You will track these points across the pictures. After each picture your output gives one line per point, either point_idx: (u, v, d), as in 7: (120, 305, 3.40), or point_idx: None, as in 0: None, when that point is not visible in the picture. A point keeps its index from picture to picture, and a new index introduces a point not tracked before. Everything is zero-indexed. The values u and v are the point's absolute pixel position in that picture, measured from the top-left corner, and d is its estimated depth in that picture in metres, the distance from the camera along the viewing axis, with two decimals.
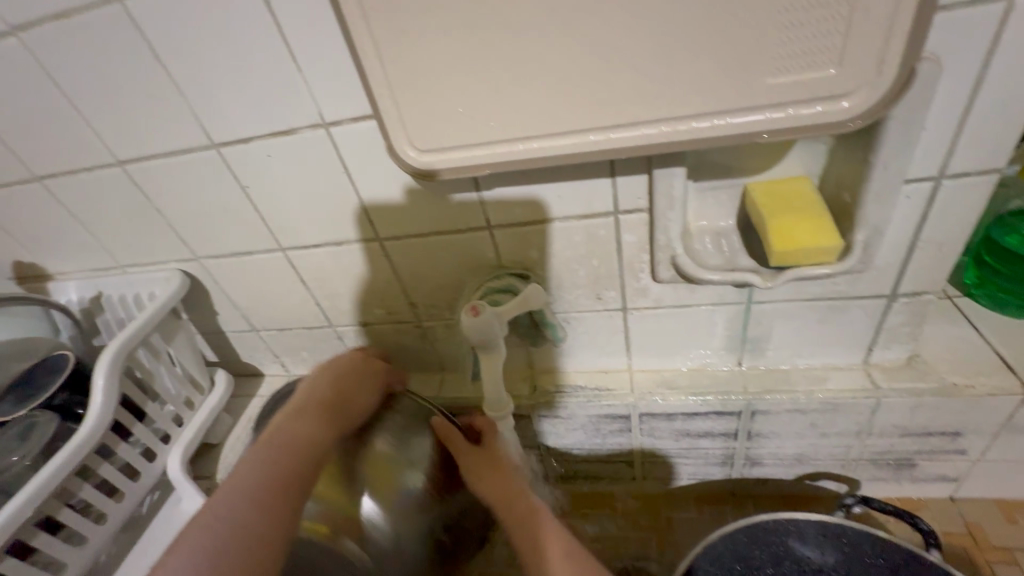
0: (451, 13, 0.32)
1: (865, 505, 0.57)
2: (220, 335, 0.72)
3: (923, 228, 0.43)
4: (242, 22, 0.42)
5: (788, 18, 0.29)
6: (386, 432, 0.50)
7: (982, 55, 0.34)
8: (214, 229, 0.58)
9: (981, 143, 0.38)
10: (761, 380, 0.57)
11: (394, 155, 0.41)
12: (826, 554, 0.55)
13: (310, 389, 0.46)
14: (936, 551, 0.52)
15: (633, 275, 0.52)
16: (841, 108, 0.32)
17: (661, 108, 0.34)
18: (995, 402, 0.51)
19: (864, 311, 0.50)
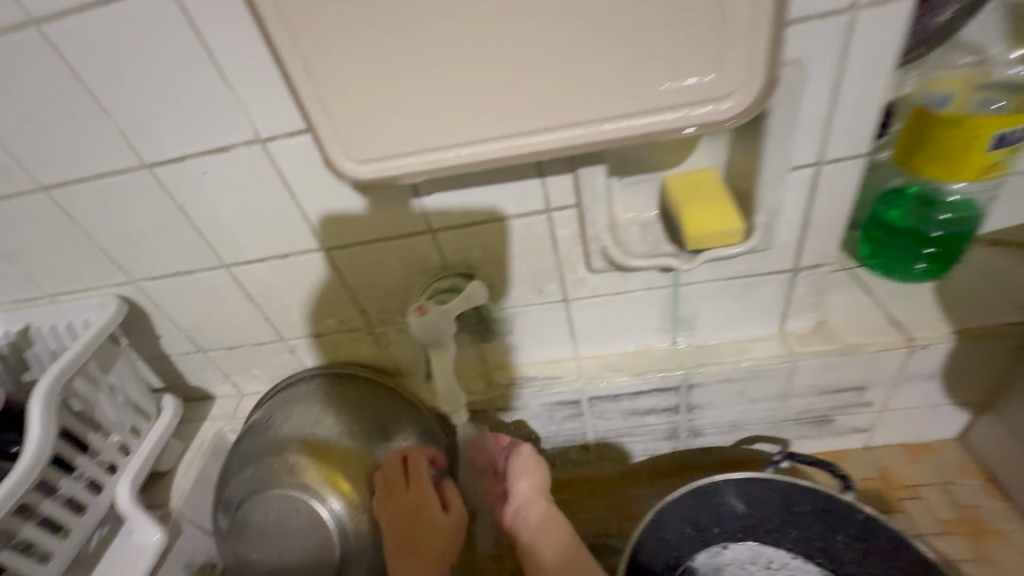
0: (375, 34, 0.35)
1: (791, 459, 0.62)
2: (164, 359, 0.71)
3: (812, 208, 0.50)
4: (167, 44, 0.42)
5: (671, 32, 0.34)
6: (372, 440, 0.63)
7: (839, 58, 0.40)
8: (152, 250, 0.58)
9: (848, 132, 0.44)
10: (694, 356, 0.62)
11: (332, 167, 0.43)
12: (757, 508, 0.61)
13: (389, 482, 0.60)
14: (850, 492, 0.57)
15: (570, 267, 0.56)
16: (725, 107, 0.37)
17: (574, 113, 0.38)
18: (888, 356, 0.59)
19: (774, 285, 0.57)
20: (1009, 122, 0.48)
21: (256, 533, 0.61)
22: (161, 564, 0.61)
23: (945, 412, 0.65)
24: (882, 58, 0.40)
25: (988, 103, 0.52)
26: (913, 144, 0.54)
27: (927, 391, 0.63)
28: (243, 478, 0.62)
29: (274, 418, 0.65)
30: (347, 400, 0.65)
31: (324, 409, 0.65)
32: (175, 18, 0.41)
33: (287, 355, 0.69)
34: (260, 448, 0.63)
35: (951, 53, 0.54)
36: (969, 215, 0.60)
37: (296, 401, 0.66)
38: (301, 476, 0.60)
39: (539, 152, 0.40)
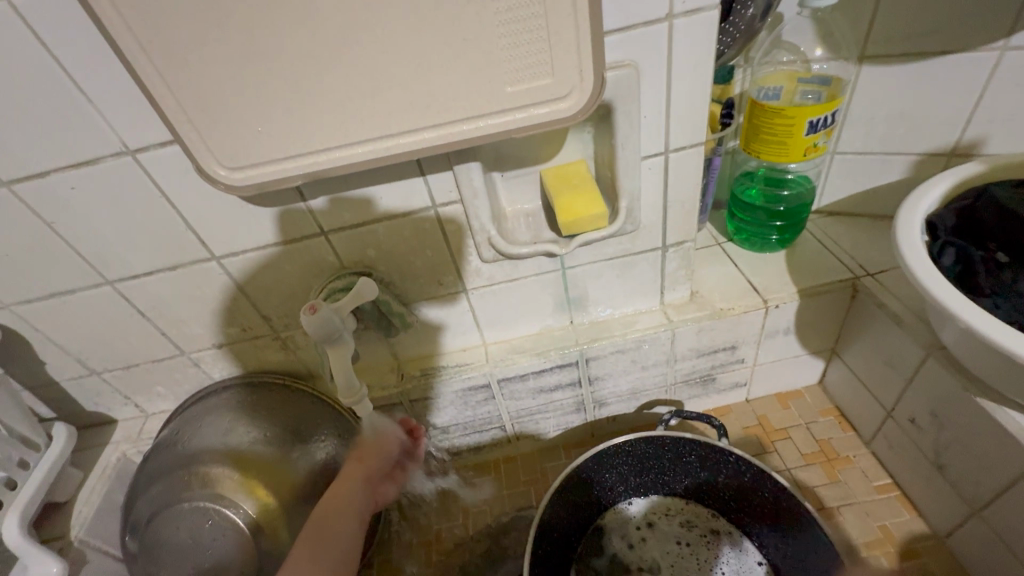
0: (229, 47, 0.37)
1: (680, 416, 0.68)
2: (53, 386, 0.67)
3: (668, 191, 0.56)
4: (12, 57, 0.41)
5: (507, 41, 0.38)
6: (293, 446, 0.64)
7: (666, 60, 0.46)
8: (23, 271, 0.55)
9: (685, 123, 0.51)
10: (588, 332, 0.68)
11: (205, 175, 0.43)
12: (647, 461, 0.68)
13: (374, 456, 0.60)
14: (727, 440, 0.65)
15: (464, 259, 0.60)
16: (565, 107, 0.42)
17: (433, 115, 0.41)
18: (750, 317, 0.67)
19: (648, 262, 0.63)
20: (817, 111, 0.57)
21: (171, 549, 0.60)
22: None
23: (804, 361, 0.76)
24: (700, 60, 0.47)
25: (806, 95, 0.62)
26: (750, 132, 0.63)
27: (786, 344, 0.73)
28: (152, 496, 0.61)
29: (183, 433, 0.64)
30: (260, 407, 0.65)
31: (236, 418, 0.64)
32: (16, 31, 0.40)
33: (191, 369, 0.67)
34: (168, 466, 0.62)
35: (777, 51, 0.62)
36: (805, 189, 0.70)
37: (205, 413, 0.65)
38: (216, 487, 0.61)
39: (406, 152, 0.43)
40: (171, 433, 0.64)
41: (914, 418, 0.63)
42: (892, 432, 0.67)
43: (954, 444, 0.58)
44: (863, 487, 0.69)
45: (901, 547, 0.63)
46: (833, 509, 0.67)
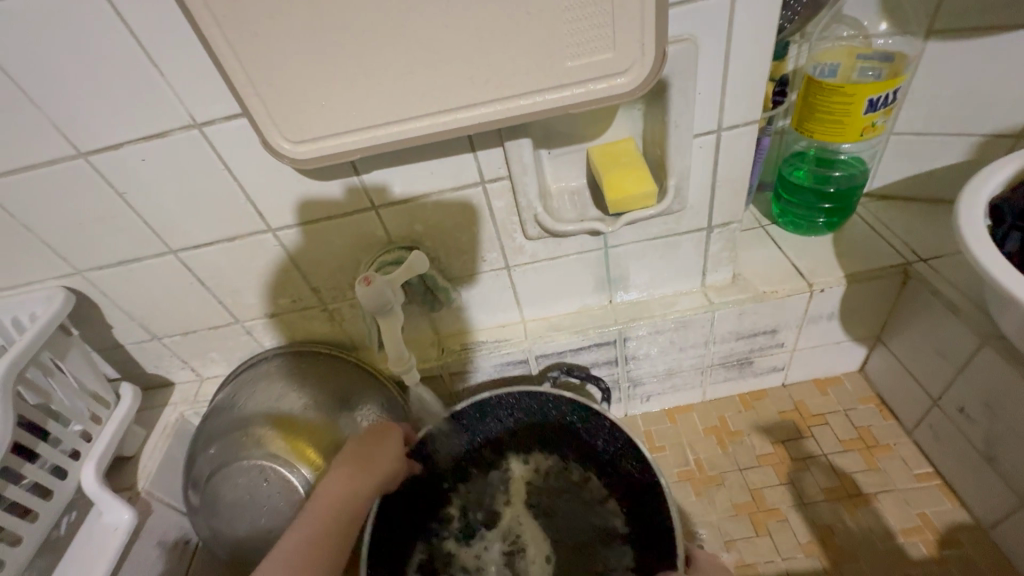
0: (300, 22, 0.38)
1: None
2: (119, 349, 0.71)
3: (717, 170, 0.56)
4: (92, 32, 0.43)
5: (570, 15, 0.38)
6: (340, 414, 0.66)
7: (725, 34, 0.46)
8: (95, 240, 0.58)
9: (740, 100, 0.50)
10: (627, 312, 0.69)
11: (271, 149, 0.45)
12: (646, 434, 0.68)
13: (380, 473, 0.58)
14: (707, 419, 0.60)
15: (508, 236, 0.61)
16: (623, 82, 0.42)
17: (492, 90, 0.42)
18: (793, 300, 0.66)
19: (692, 242, 0.63)
20: (879, 88, 0.55)
21: (229, 505, 0.63)
22: (135, 542, 0.64)
23: (846, 347, 0.75)
24: (762, 34, 0.46)
25: (866, 72, 0.59)
26: (805, 111, 0.61)
27: (829, 330, 0.72)
28: (212, 455, 0.65)
29: (237, 397, 0.67)
30: (308, 374, 0.68)
31: (286, 384, 0.67)
32: (98, 6, 0.42)
33: (244, 337, 0.71)
34: (225, 427, 0.66)
35: (837, 26, 0.60)
36: (858, 170, 0.67)
37: (257, 378, 0.68)
38: (270, 448, 0.63)
39: (463, 127, 0.44)
40: (225, 398, 0.68)
41: (962, 408, 0.62)
42: (937, 421, 0.66)
43: (1005, 435, 0.56)
44: (903, 475, 0.68)
45: (941, 535, 0.63)
46: (871, 496, 0.67)
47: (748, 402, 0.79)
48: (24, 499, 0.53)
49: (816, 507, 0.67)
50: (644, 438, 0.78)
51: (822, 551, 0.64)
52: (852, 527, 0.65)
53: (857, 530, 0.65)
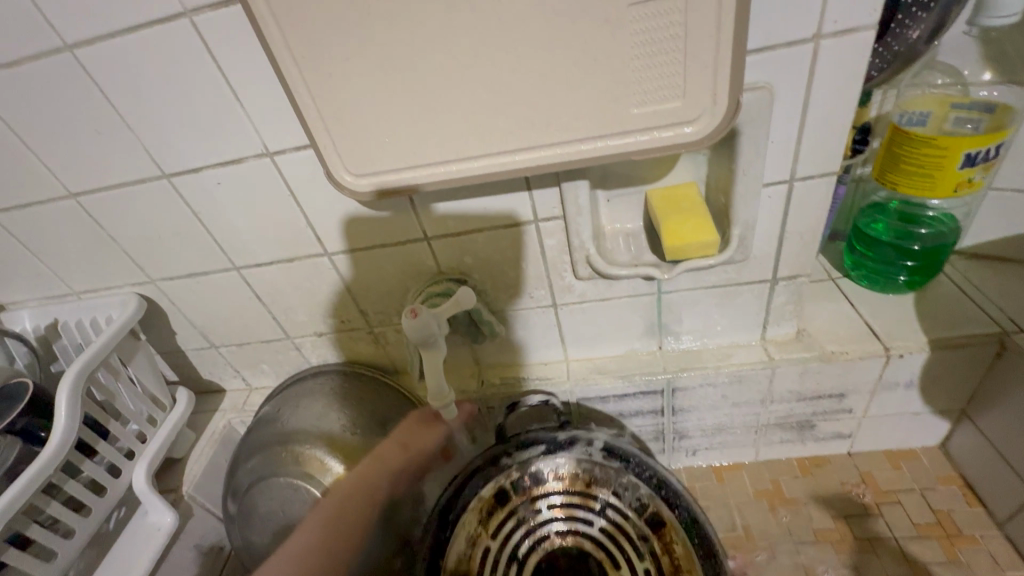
0: (371, 63, 0.39)
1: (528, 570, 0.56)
2: (180, 354, 0.75)
3: (787, 221, 0.52)
4: (189, 70, 0.47)
5: (638, 62, 0.37)
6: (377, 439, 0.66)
7: (805, 83, 0.43)
8: (170, 252, 0.62)
9: (817, 152, 0.47)
10: (677, 361, 0.65)
11: (333, 179, 0.46)
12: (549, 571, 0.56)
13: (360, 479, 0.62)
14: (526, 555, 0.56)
15: (558, 274, 0.59)
16: (690, 131, 0.40)
17: (553, 134, 0.41)
18: (865, 364, 0.61)
19: (754, 293, 0.59)
20: (978, 142, 0.50)
21: (262, 517, 0.64)
22: (173, 544, 0.66)
23: (925, 420, 0.67)
24: (847, 83, 0.43)
25: (963, 123, 0.54)
26: (888, 161, 0.56)
27: (905, 399, 0.65)
28: (251, 466, 0.66)
29: (281, 412, 0.69)
30: (351, 395, 0.69)
31: (329, 404, 0.68)
32: (194, 44, 0.45)
33: (293, 353, 0.73)
34: (268, 440, 0.67)
35: (929, 72, 0.55)
36: (948, 228, 0.61)
37: (302, 395, 0.70)
38: (305, 467, 0.64)
39: (520, 168, 0.43)
40: (271, 411, 0.70)
41: None
42: None
43: None
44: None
45: None
46: None
47: (807, 468, 0.73)
48: (80, 494, 0.56)
49: None
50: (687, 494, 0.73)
51: None
52: None
53: None
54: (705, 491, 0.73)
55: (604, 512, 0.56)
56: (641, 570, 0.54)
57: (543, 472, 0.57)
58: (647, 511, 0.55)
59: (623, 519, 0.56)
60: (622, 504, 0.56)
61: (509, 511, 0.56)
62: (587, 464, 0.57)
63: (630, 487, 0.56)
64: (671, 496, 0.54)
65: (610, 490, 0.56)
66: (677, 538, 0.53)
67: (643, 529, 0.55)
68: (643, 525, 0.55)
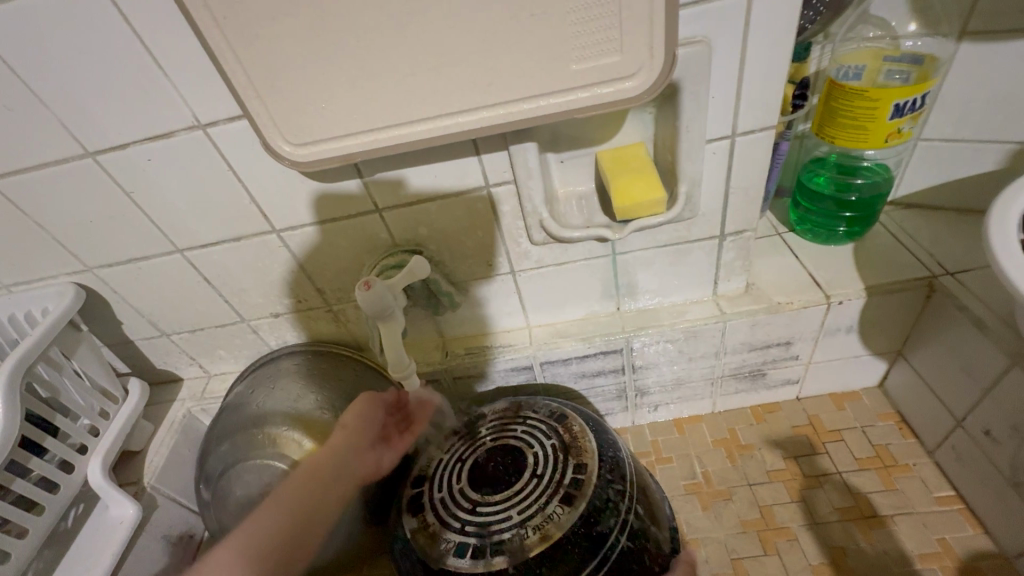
0: (298, 21, 0.37)
1: (461, 483, 0.53)
2: (129, 345, 0.72)
3: (731, 177, 0.53)
4: (102, 36, 0.43)
5: (574, 16, 0.37)
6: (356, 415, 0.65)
7: (741, 35, 0.43)
8: (105, 237, 0.59)
9: (756, 106, 0.48)
10: (635, 320, 0.67)
11: (271, 151, 0.45)
12: (483, 488, 0.52)
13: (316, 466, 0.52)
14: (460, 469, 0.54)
15: (513, 241, 0.59)
16: (630, 87, 0.40)
17: (494, 94, 0.41)
18: (809, 313, 0.64)
19: (703, 250, 0.61)
20: (906, 93, 0.52)
21: (238, 503, 0.63)
22: (139, 536, 0.65)
23: (865, 362, 0.72)
24: (780, 34, 0.44)
25: (893, 75, 0.56)
26: (826, 115, 0.58)
27: (847, 344, 0.69)
28: (223, 452, 0.65)
29: (254, 394, 0.67)
30: (326, 375, 0.68)
31: (304, 384, 0.67)
32: (104, 7, 0.42)
33: (250, 336, 0.71)
34: (239, 424, 0.66)
35: (862, 26, 0.56)
36: (882, 178, 0.64)
37: (277, 376, 0.68)
38: (281, 449, 0.62)
39: (464, 131, 0.43)
40: (248, 388, 0.69)
41: (989, 430, 0.59)
42: (960, 443, 0.63)
43: None
44: (922, 498, 0.65)
45: (962, 563, 0.60)
46: (887, 518, 0.64)
47: (760, 415, 0.77)
48: (31, 492, 0.54)
49: (828, 526, 0.65)
50: (651, 448, 0.77)
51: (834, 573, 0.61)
52: (866, 549, 0.62)
53: (870, 553, 0.62)
54: (668, 445, 0.77)
55: (526, 424, 0.57)
56: (567, 463, 0.52)
57: (484, 408, 0.61)
58: (559, 415, 0.58)
59: (546, 428, 0.56)
60: (544, 418, 0.58)
61: (455, 439, 0.58)
62: (512, 401, 0.62)
63: (544, 406, 0.60)
64: (579, 414, 0.58)
65: (528, 413, 0.59)
66: (577, 421, 0.56)
67: (556, 427, 0.56)
68: (557, 427, 0.56)
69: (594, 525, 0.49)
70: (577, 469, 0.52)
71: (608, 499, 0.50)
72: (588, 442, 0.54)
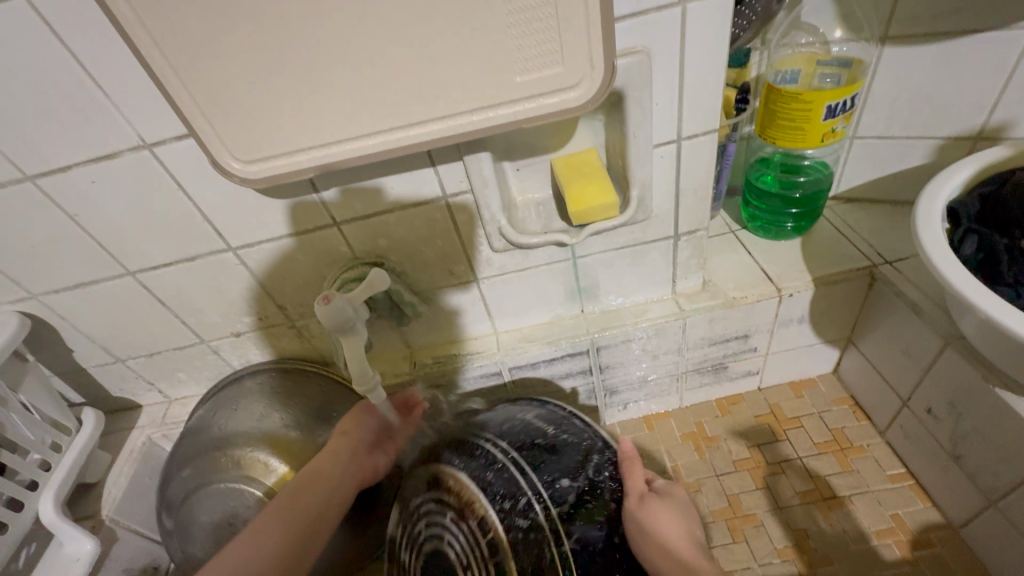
0: (239, 40, 0.37)
1: None
2: (82, 372, 0.69)
3: (680, 179, 0.56)
4: (35, 56, 0.42)
5: (514, 30, 0.38)
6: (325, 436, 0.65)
7: (678, 44, 0.45)
8: (49, 263, 0.57)
9: (698, 110, 0.50)
10: (599, 321, 0.68)
11: (220, 169, 0.44)
12: None
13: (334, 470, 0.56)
14: None
15: (475, 249, 0.60)
16: (574, 96, 0.42)
17: (443, 107, 0.41)
18: (763, 306, 0.67)
19: (660, 251, 0.63)
20: (836, 95, 0.55)
21: (203, 528, 0.62)
22: (98, 572, 0.62)
23: (819, 350, 0.75)
24: (715, 42, 0.46)
25: (825, 78, 0.60)
26: (767, 117, 0.61)
27: (800, 333, 0.72)
28: (184, 478, 0.63)
29: (216, 417, 0.66)
30: (290, 392, 0.67)
31: (268, 403, 0.66)
32: (34, 26, 0.41)
33: (211, 357, 0.69)
34: (201, 448, 0.64)
35: (795, 33, 0.60)
36: (822, 174, 0.68)
37: (238, 397, 0.66)
38: (246, 470, 0.62)
39: (416, 144, 0.43)
40: (209, 411, 0.66)
41: (930, 408, 0.63)
42: (907, 422, 0.67)
43: (970, 434, 0.57)
44: (876, 477, 0.69)
45: (914, 536, 0.63)
46: (845, 498, 0.67)
47: (725, 407, 0.79)
48: None
49: (791, 511, 0.67)
50: None
51: (798, 556, 0.64)
52: (827, 530, 0.65)
53: (831, 533, 0.65)
54: (639, 441, 0.78)
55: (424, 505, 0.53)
56: (471, 523, 0.49)
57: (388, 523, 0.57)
58: (432, 481, 0.53)
59: (436, 503, 0.52)
60: (425, 495, 0.53)
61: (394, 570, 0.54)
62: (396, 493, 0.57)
63: (415, 483, 0.55)
64: (442, 463, 0.53)
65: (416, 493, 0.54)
66: (449, 475, 0.52)
67: (441, 495, 0.52)
68: (439, 496, 0.52)
69: (537, 563, 0.46)
70: (482, 524, 0.48)
71: (527, 528, 0.47)
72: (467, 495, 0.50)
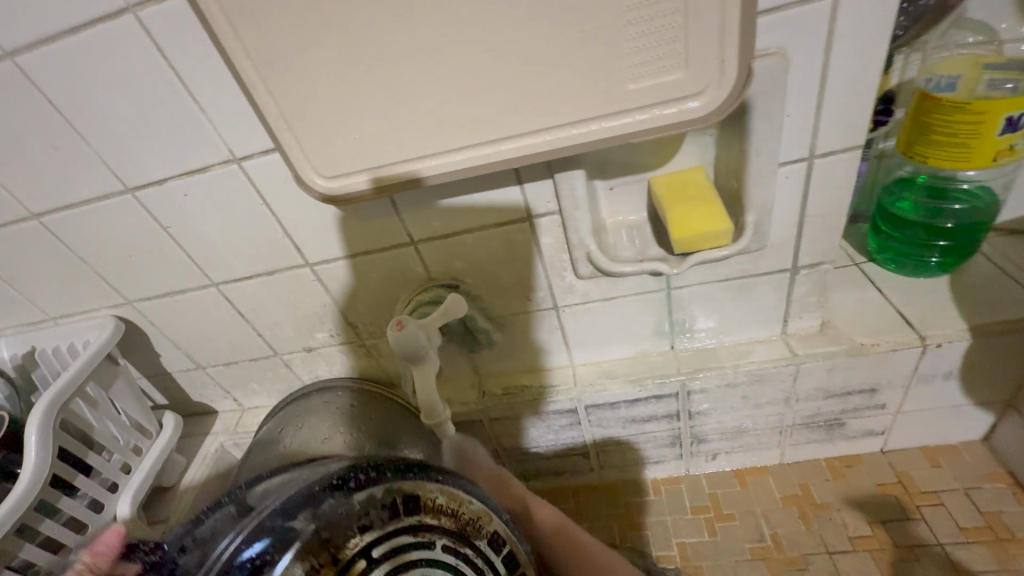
0: (329, 50, 0.35)
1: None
2: (167, 376, 0.72)
3: (807, 204, 0.47)
4: (139, 71, 0.43)
5: (631, 30, 0.33)
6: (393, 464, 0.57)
7: (823, 45, 0.38)
8: (143, 271, 0.58)
9: (838, 123, 0.42)
10: (691, 361, 0.60)
11: (303, 184, 0.42)
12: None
13: None
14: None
15: (557, 274, 0.55)
16: (695, 106, 0.36)
17: (541, 119, 0.37)
18: (900, 356, 0.55)
19: (771, 286, 0.54)
20: (1020, 104, 0.44)
21: None
22: None
23: (967, 412, 0.62)
24: (871, 43, 0.38)
25: (996, 87, 0.48)
26: (915, 132, 0.51)
27: (944, 391, 0.59)
28: None
29: (282, 433, 0.64)
30: (357, 414, 0.64)
31: (334, 424, 0.62)
32: (141, 40, 0.41)
33: (283, 370, 0.69)
34: (267, 462, 0.61)
35: (958, 32, 0.50)
36: (981, 202, 0.56)
37: (306, 415, 0.65)
38: None
39: (506, 161, 0.39)
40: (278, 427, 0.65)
41: None
42: None
43: None
44: None
45: None
46: None
47: (837, 470, 0.67)
48: (59, 533, 0.53)
49: None
50: (709, 502, 0.68)
51: None
52: None
53: None
54: (729, 498, 0.68)
55: (384, 538, 0.32)
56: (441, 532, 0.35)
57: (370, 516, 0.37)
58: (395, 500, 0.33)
59: (417, 533, 0.33)
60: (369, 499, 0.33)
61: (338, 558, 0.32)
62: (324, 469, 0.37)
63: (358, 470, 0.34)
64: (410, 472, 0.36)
65: (368, 526, 0.32)
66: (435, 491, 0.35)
67: (421, 520, 0.34)
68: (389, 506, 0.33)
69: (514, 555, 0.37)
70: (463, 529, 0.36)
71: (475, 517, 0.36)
72: (483, 505, 0.37)
